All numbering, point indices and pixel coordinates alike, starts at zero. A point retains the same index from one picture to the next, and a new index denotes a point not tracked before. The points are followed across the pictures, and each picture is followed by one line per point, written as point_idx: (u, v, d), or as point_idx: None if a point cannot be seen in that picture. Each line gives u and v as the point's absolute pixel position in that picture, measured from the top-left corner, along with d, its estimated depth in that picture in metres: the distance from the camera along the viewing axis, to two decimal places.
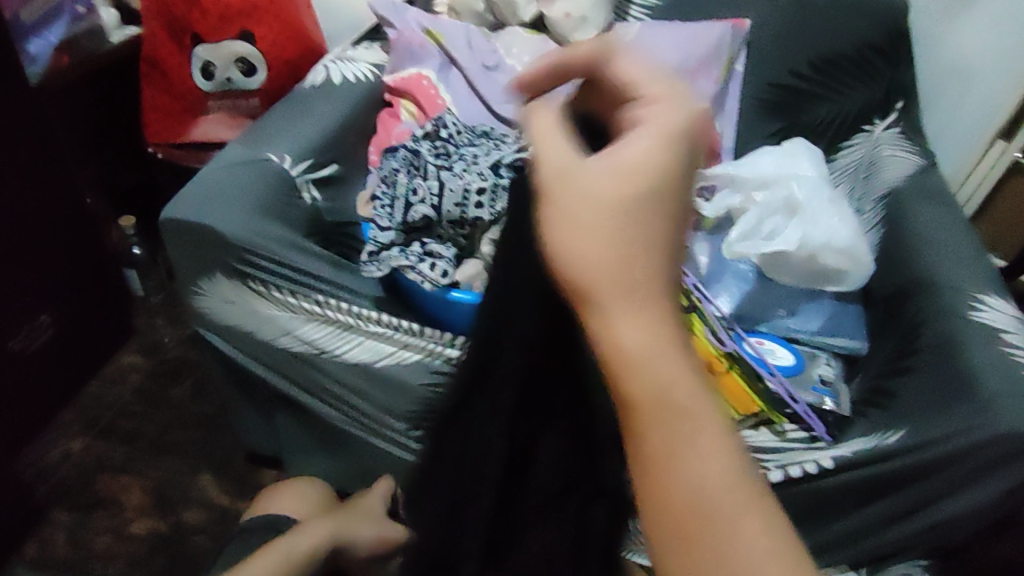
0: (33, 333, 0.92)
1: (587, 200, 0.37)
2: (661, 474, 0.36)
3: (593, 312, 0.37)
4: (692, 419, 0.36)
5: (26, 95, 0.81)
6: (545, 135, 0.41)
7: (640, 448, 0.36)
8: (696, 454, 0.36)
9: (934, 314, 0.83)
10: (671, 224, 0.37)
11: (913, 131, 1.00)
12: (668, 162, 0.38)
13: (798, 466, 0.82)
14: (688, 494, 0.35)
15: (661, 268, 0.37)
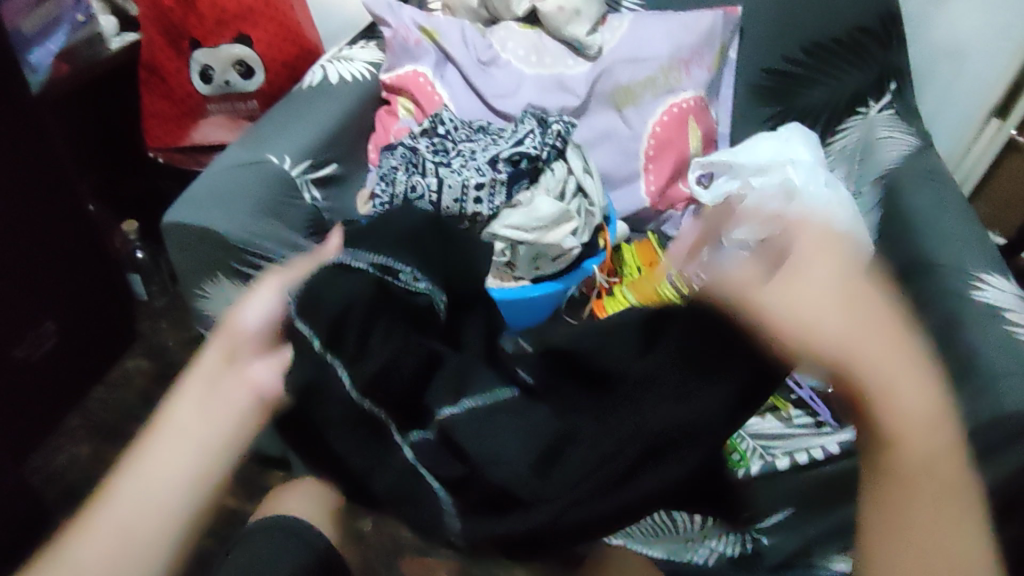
0: (39, 340, 0.94)
1: (808, 307, 0.47)
2: (892, 501, 0.45)
3: (895, 453, 0.45)
4: (920, 463, 0.45)
5: (26, 103, 0.82)
6: (782, 274, 0.49)
7: (901, 480, 0.45)
8: (927, 482, 0.45)
9: (935, 296, 0.83)
10: (891, 332, 0.47)
11: (907, 113, 1.00)
12: (852, 287, 0.49)
13: (805, 453, 0.83)
14: (910, 480, 0.45)
15: (899, 364, 0.46)
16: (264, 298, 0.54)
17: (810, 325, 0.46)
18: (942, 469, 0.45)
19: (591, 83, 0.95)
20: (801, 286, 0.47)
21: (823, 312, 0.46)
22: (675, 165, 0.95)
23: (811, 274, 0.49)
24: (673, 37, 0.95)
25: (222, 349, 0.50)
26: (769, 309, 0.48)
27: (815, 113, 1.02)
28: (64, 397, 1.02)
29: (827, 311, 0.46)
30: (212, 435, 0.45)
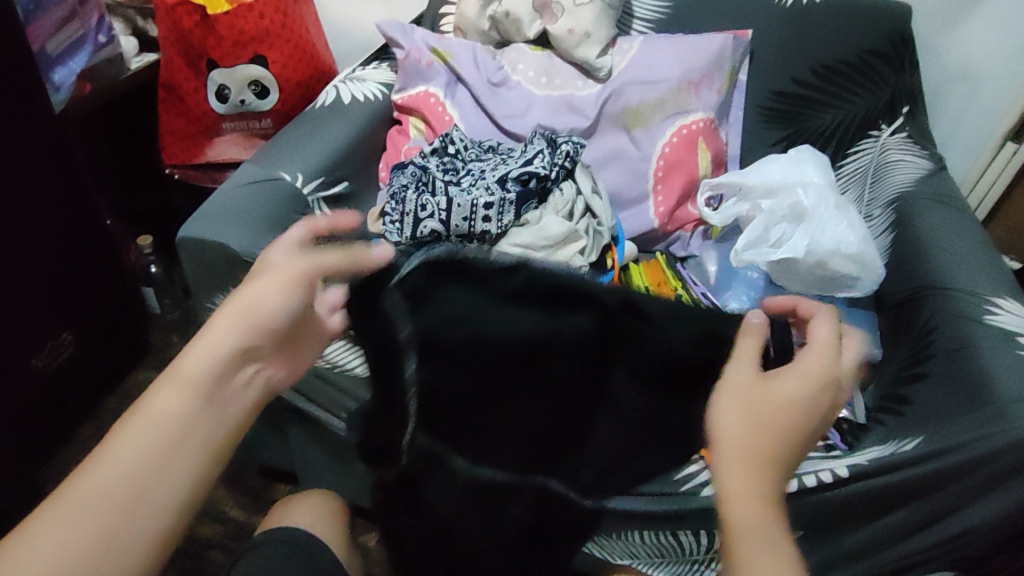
0: (56, 350, 0.96)
1: (66, 526, 0.46)
2: (729, 475, 0.47)
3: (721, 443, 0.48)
4: (791, 424, 0.49)
5: (49, 121, 0.84)
6: (163, 423, 0.50)
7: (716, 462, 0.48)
8: (777, 441, 0.48)
9: (947, 319, 0.82)
10: (113, 516, 0.47)
11: (920, 134, 0.99)
12: (164, 438, 0.50)
13: (813, 476, 0.79)
14: (721, 429, 0.49)
15: (128, 511, 0.48)
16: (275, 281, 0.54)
17: (205, 375, 0.51)
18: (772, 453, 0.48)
19: (600, 104, 0.95)
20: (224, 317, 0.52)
21: (209, 343, 0.52)
22: (685, 185, 0.95)
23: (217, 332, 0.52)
24: (683, 59, 0.96)
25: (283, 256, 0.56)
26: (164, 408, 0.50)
27: (825, 137, 1.03)
28: (79, 409, 1.04)
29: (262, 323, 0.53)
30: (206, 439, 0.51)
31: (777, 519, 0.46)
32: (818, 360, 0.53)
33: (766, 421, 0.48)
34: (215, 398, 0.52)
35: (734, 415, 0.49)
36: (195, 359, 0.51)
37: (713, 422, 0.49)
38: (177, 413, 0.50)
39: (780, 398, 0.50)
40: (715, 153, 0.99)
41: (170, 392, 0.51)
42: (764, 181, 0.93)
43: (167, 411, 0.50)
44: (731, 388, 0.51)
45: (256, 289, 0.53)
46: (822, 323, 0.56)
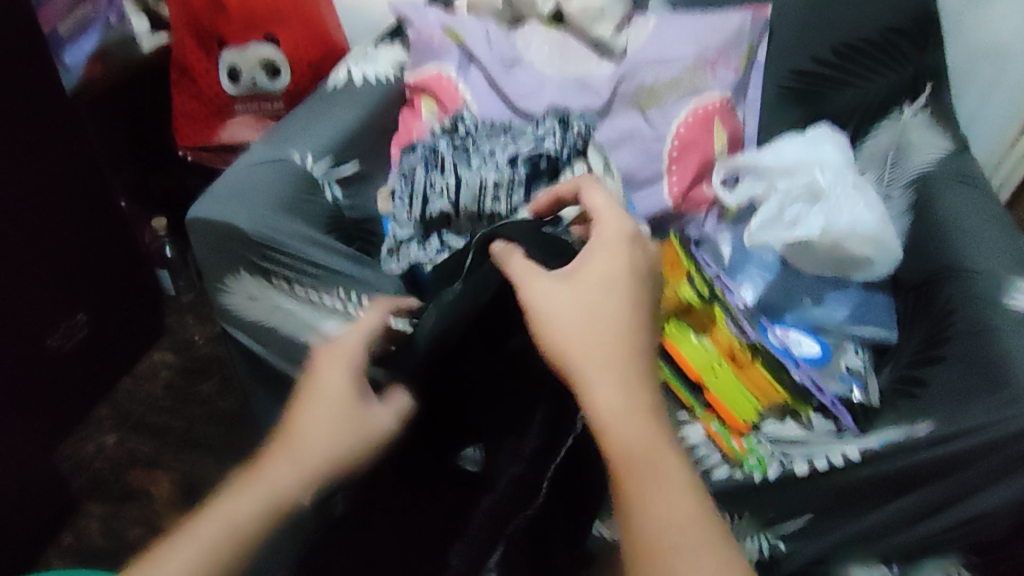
0: (71, 331, 0.97)
1: None
2: (592, 383, 0.52)
3: (586, 387, 0.52)
4: (610, 309, 0.55)
5: (62, 103, 0.85)
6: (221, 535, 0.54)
7: (580, 384, 0.53)
8: (615, 330, 0.54)
9: (965, 301, 0.81)
10: None
11: (943, 115, 0.97)
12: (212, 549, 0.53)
13: (824, 458, 0.79)
14: (563, 347, 0.54)
15: None
16: (334, 376, 0.59)
17: (283, 498, 0.56)
18: (638, 412, 0.52)
19: (614, 84, 0.94)
20: (305, 424, 0.58)
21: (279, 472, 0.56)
22: (700, 166, 0.94)
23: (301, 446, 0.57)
24: (700, 37, 0.94)
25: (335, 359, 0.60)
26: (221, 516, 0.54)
27: (845, 117, 1.00)
28: (96, 388, 1.05)
29: (330, 445, 0.57)
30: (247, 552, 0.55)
31: (646, 400, 0.52)
32: (614, 242, 0.59)
33: (592, 318, 0.54)
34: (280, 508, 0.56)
35: (568, 327, 0.54)
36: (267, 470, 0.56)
37: (550, 344, 0.54)
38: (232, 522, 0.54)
39: (593, 288, 0.56)
40: (732, 133, 0.97)
41: (238, 508, 0.55)
42: (781, 161, 0.91)
43: (240, 518, 0.54)
44: (554, 311, 0.55)
45: (330, 384, 0.59)
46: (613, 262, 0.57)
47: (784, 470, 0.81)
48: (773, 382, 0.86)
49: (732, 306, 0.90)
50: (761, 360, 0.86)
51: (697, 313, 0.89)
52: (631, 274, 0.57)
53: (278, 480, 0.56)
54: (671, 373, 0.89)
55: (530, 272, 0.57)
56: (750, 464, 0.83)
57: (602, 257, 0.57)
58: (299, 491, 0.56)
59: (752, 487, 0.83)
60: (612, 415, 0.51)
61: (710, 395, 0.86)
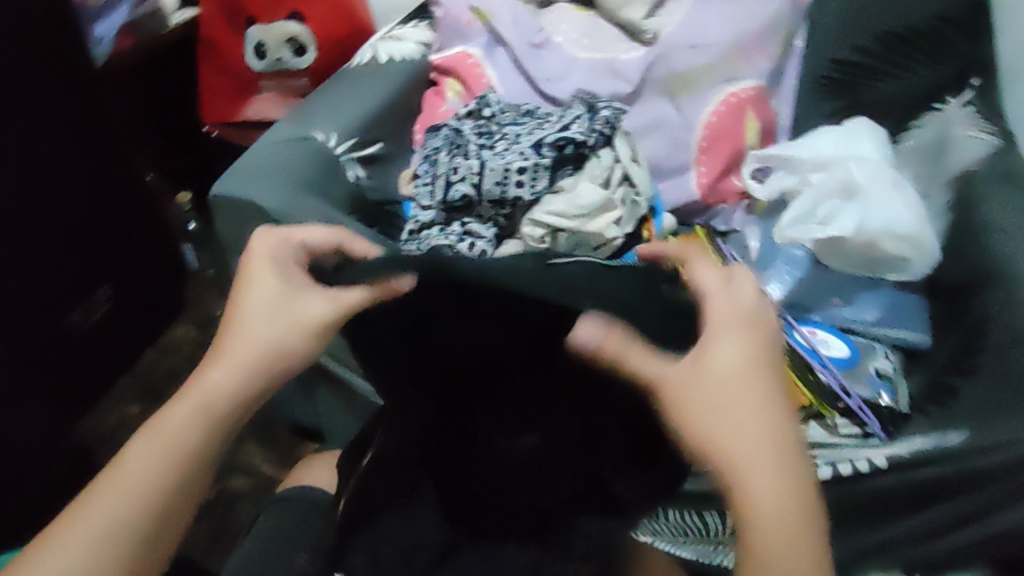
0: (94, 306, 0.98)
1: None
2: (743, 482, 0.44)
3: (738, 472, 0.45)
4: (757, 399, 0.46)
5: (88, 77, 0.85)
6: (164, 445, 0.51)
7: (726, 477, 0.45)
8: (763, 420, 0.46)
9: (1005, 308, 0.77)
10: (111, 559, 0.48)
11: (992, 111, 0.91)
12: (159, 473, 0.50)
13: (849, 464, 0.78)
14: (710, 441, 0.46)
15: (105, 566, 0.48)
16: (273, 280, 0.56)
17: (218, 397, 0.53)
18: (793, 499, 0.44)
19: (643, 71, 0.91)
20: (239, 331, 0.54)
21: (221, 377, 0.53)
22: (731, 157, 0.91)
23: (238, 353, 0.53)
24: (735, 23, 0.91)
25: (272, 259, 0.57)
26: (158, 433, 0.51)
27: (884, 109, 0.96)
28: (119, 361, 1.07)
29: (280, 343, 0.54)
30: (192, 476, 0.52)
31: (806, 497, 0.45)
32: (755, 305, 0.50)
33: (739, 411, 0.46)
34: (220, 421, 0.53)
35: (714, 421, 0.46)
36: (205, 381, 0.53)
37: (707, 444, 0.46)
38: (178, 441, 0.51)
39: (729, 373, 0.47)
40: (767, 123, 0.95)
41: (183, 418, 0.52)
42: (815, 155, 0.88)
43: (177, 433, 0.51)
44: (689, 399, 0.47)
45: (260, 290, 0.55)
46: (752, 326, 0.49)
47: None
48: (798, 381, 0.84)
49: None
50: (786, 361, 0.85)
51: None
52: (769, 353, 0.48)
53: (205, 378, 0.53)
54: None
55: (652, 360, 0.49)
56: None
57: (737, 334, 0.48)
58: (229, 390, 0.53)
59: None
60: (768, 496, 0.44)
61: None
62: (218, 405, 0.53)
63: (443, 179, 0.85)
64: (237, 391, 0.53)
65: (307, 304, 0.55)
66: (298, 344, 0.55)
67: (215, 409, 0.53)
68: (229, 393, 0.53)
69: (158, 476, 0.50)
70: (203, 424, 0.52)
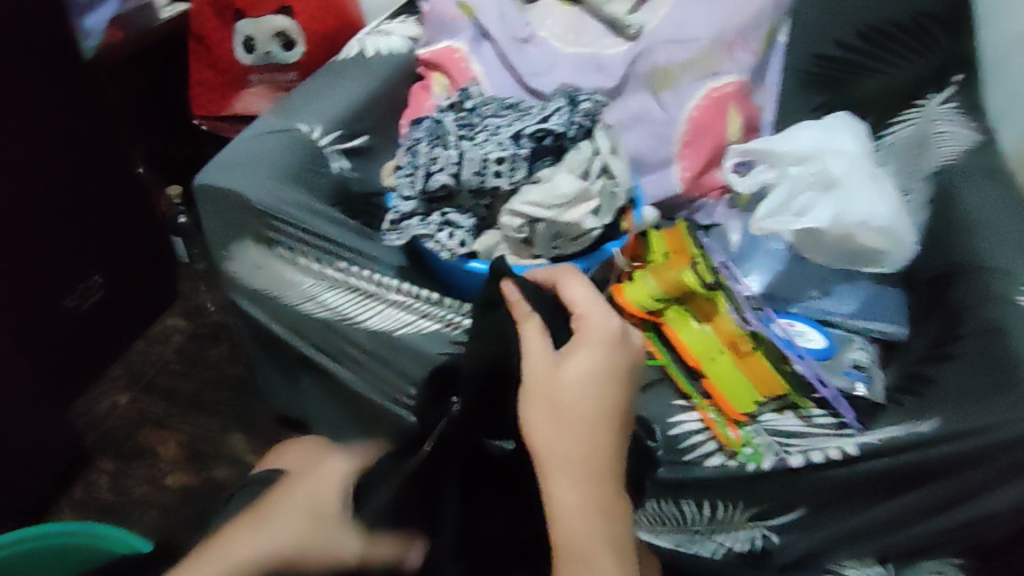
0: (87, 292, 1.00)
1: None
2: (554, 484, 0.50)
3: (550, 472, 0.51)
4: (590, 411, 0.52)
5: (79, 69, 0.86)
6: None
7: (542, 481, 0.51)
8: (588, 433, 0.51)
9: (979, 299, 0.79)
10: None
11: (972, 105, 0.94)
12: None
13: (821, 452, 0.79)
14: (536, 445, 0.52)
15: None
16: (312, 506, 0.57)
17: (239, 566, 0.52)
18: (596, 500, 0.50)
19: (627, 64, 0.92)
20: (271, 530, 0.54)
21: (238, 548, 0.53)
22: (712, 150, 0.93)
23: (264, 536, 0.53)
24: (718, 18, 0.92)
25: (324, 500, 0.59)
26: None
27: (868, 105, 0.97)
28: (110, 348, 1.09)
29: (287, 549, 0.52)
30: None
31: (611, 511, 0.51)
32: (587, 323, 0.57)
33: (575, 422, 0.51)
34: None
35: (548, 425, 0.52)
36: (220, 548, 0.53)
37: (534, 440, 0.52)
38: None
39: (574, 381, 0.53)
40: (749, 116, 0.96)
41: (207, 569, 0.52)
42: (795, 148, 0.89)
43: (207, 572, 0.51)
44: (536, 397, 0.53)
45: (303, 498, 0.57)
46: (591, 345, 0.55)
47: (778, 462, 0.80)
48: (774, 372, 0.84)
49: (735, 293, 0.88)
50: (762, 350, 0.85)
51: (700, 299, 0.88)
52: (619, 372, 0.54)
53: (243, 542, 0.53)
54: (671, 359, 0.88)
55: (531, 349, 0.56)
56: (745, 454, 0.82)
57: (591, 351, 0.54)
58: (239, 571, 0.51)
59: (744, 476, 0.82)
60: (569, 496, 0.50)
61: (708, 382, 0.85)
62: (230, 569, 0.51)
63: (425, 169, 0.85)
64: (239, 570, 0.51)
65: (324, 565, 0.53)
66: (324, 559, 0.52)
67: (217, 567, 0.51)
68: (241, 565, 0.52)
69: None
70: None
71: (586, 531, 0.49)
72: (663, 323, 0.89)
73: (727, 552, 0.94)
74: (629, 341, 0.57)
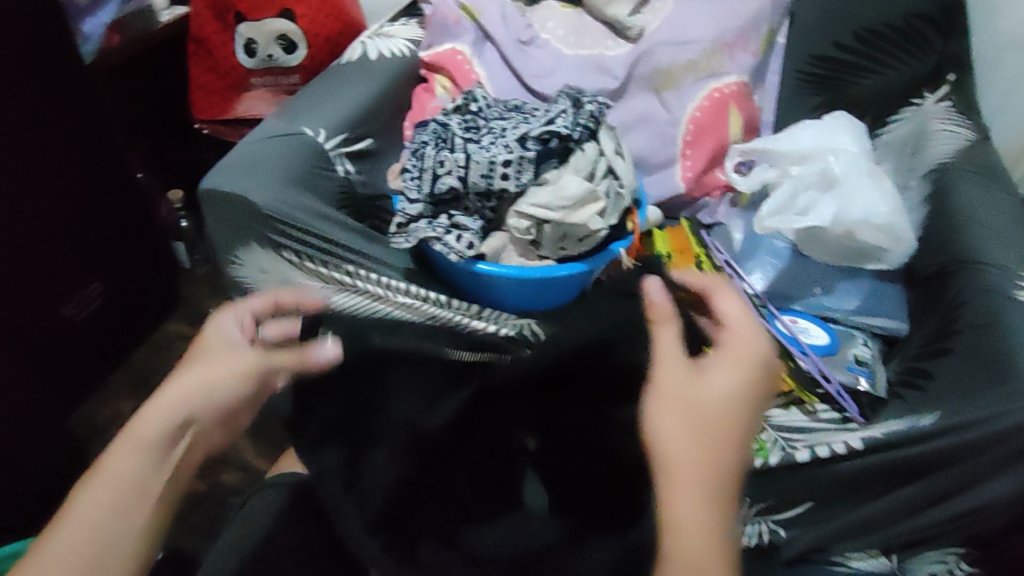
0: (85, 300, 0.99)
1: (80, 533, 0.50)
2: (677, 492, 0.47)
3: (668, 475, 0.48)
4: (732, 436, 0.49)
5: (79, 74, 0.86)
6: (126, 451, 0.53)
7: (663, 484, 0.48)
8: (724, 457, 0.48)
9: (974, 293, 0.81)
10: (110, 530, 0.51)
11: (967, 104, 0.95)
12: (129, 474, 0.53)
13: (826, 447, 0.80)
14: (665, 446, 0.48)
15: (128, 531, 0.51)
16: (237, 341, 0.62)
17: (184, 410, 0.56)
18: (714, 518, 0.46)
19: (629, 66, 0.93)
20: (190, 370, 0.58)
21: (188, 384, 0.57)
22: (714, 151, 0.94)
23: (173, 388, 0.57)
24: (718, 20, 0.93)
25: (239, 336, 0.62)
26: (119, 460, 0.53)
27: (864, 106, 1.00)
28: (109, 355, 1.08)
29: (205, 393, 0.57)
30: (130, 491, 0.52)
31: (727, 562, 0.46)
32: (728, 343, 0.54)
33: (717, 439, 0.49)
34: (161, 441, 0.55)
35: (684, 429, 0.49)
36: (139, 425, 0.55)
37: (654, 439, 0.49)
38: (130, 477, 0.53)
39: (716, 398, 0.50)
40: (750, 115, 0.97)
41: (126, 452, 0.53)
42: (796, 147, 0.90)
43: (125, 470, 0.53)
44: (664, 397, 0.50)
45: (218, 337, 0.61)
46: (725, 361, 0.53)
47: (784, 457, 0.82)
48: (780, 369, 0.86)
49: (741, 293, 0.88)
50: None
51: None
52: (754, 392, 0.52)
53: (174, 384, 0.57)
54: None
55: (668, 347, 0.53)
56: (752, 450, 0.83)
57: (737, 373, 0.52)
58: (173, 416, 0.56)
59: (753, 472, 0.83)
60: (686, 508, 0.46)
61: None
62: (161, 431, 0.55)
63: (436, 173, 0.85)
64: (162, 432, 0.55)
65: (246, 387, 0.60)
66: (240, 377, 0.59)
67: (151, 419, 0.55)
68: (187, 404, 0.57)
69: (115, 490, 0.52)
70: (152, 452, 0.54)
71: (697, 549, 0.45)
72: None
73: None
74: (770, 368, 0.54)
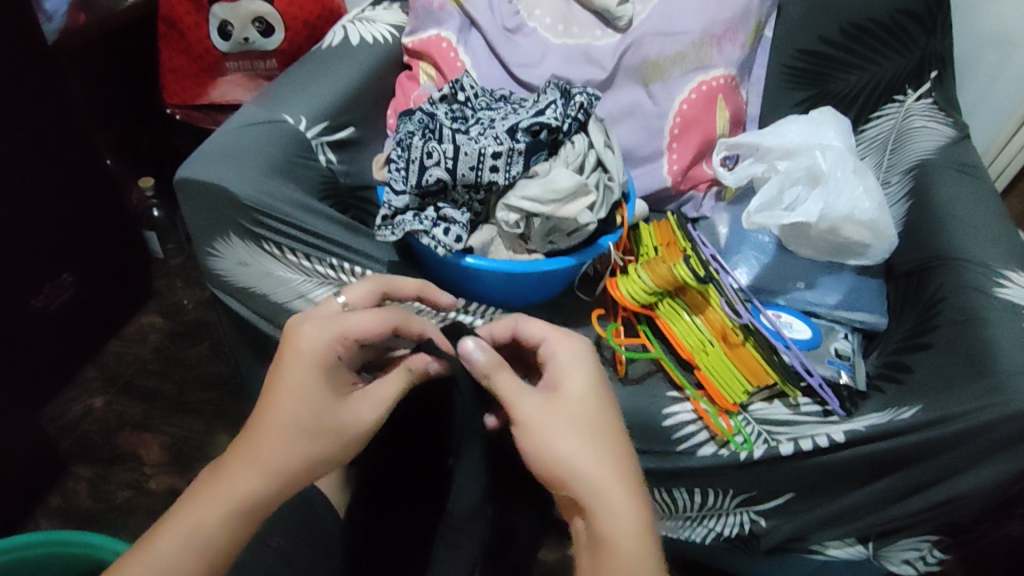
0: (55, 291, 0.95)
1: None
2: (597, 499, 0.50)
3: (584, 483, 0.51)
4: (594, 417, 0.53)
5: (45, 57, 0.82)
6: (232, 487, 0.47)
7: (583, 498, 0.50)
8: (607, 440, 0.53)
9: (955, 289, 0.81)
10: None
11: (948, 101, 0.97)
12: (232, 522, 0.46)
13: (810, 439, 0.80)
14: (563, 463, 0.51)
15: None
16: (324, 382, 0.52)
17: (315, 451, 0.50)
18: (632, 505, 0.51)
19: (617, 55, 0.92)
20: (296, 409, 0.50)
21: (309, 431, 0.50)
22: (701, 144, 0.93)
23: (299, 425, 0.49)
24: (707, 11, 0.92)
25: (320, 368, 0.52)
26: (240, 483, 0.47)
27: (849, 98, 1.01)
28: (78, 347, 1.04)
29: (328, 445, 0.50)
30: (222, 530, 0.46)
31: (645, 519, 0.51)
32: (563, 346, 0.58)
33: (593, 431, 0.53)
34: (283, 485, 0.48)
35: (570, 438, 0.52)
36: (237, 468, 0.48)
37: (553, 459, 0.51)
38: (237, 509, 0.46)
39: (576, 398, 0.54)
40: (736, 107, 0.97)
41: (211, 515, 0.46)
42: (784, 143, 0.90)
43: (209, 534, 0.46)
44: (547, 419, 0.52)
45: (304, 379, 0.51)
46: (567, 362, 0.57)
47: (769, 449, 0.82)
48: (764, 363, 0.85)
49: (726, 287, 0.89)
50: (752, 342, 0.86)
51: (692, 291, 0.90)
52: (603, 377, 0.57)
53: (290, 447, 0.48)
54: (662, 351, 0.91)
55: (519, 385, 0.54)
56: (736, 442, 0.84)
57: (582, 363, 0.56)
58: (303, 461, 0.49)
59: (737, 465, 0.84)
60: (611, 503, 0.50)
61: (701, 375, 0.88)
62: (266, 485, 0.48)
63: (426, 166, 0.82)
64: (274, 482, 0.48)
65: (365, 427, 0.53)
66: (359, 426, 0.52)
67: (292, 464, 0.49)
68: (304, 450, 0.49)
69: (214, 530, 0.46)
70: (274, 487, 0.48)
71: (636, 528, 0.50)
72: (657, 316, 0.92)
73: (716, 537, 0.98)
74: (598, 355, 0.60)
